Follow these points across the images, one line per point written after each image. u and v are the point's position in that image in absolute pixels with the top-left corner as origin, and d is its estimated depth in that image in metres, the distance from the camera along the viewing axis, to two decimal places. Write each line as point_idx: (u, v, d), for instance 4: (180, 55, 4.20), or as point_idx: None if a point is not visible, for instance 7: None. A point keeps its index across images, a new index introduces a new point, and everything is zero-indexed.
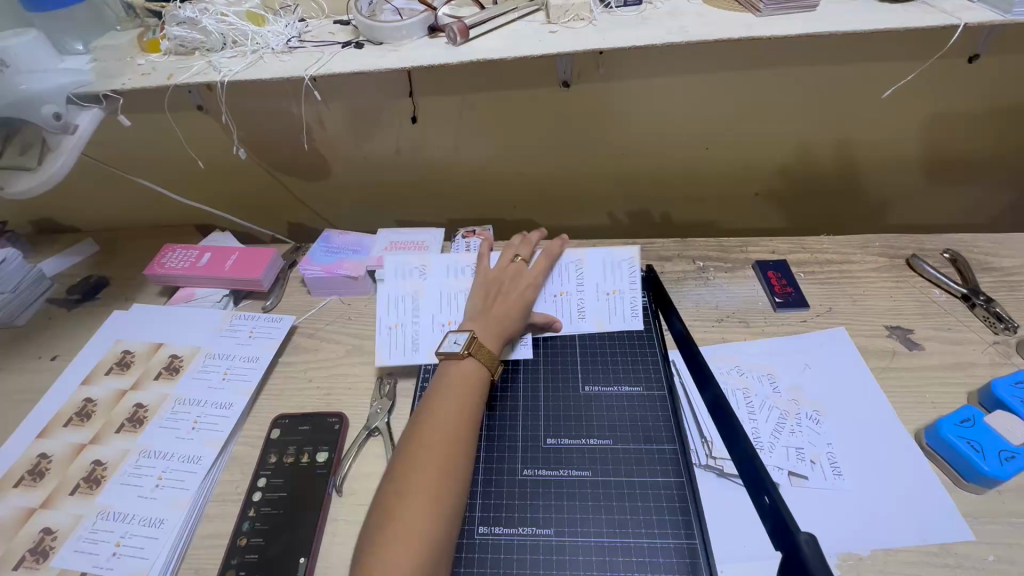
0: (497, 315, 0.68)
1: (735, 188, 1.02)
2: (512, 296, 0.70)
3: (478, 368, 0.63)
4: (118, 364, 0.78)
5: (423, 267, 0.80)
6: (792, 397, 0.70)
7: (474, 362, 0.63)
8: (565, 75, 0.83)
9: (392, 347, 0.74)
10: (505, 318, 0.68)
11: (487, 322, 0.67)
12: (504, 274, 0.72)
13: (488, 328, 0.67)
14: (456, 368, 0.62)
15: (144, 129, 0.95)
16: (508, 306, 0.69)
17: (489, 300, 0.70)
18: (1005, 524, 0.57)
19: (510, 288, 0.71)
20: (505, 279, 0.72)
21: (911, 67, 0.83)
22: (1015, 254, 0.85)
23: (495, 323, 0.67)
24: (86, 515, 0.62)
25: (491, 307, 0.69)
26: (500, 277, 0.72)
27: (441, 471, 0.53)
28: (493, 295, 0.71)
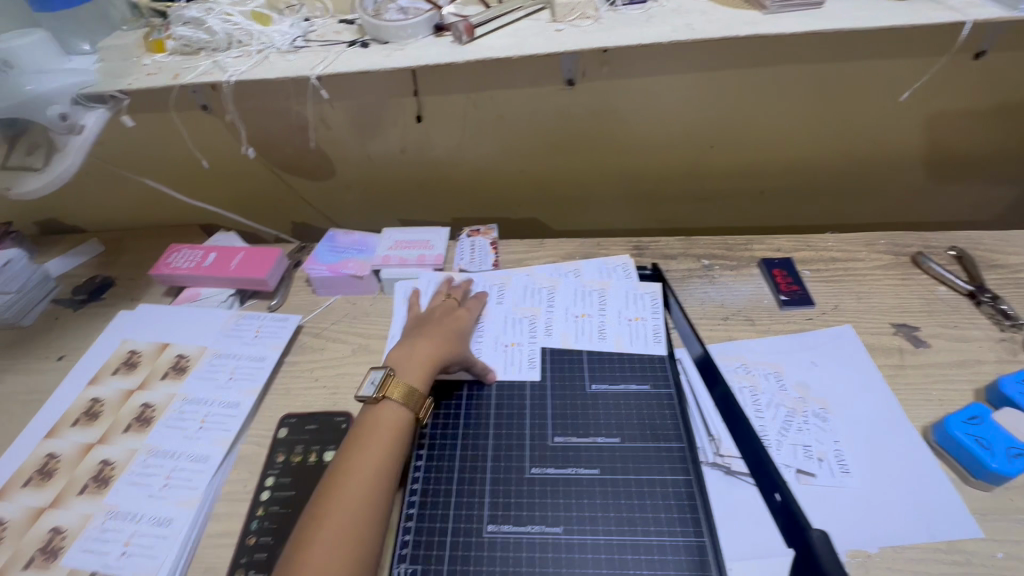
0: (423, 349, 0.66)
1: (739, 186, 1.02)
2: (443, 326, 0.70)
3: (397, 407, 0.60)
4: (125, 364, 0.78)
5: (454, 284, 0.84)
6: (799, 395, 0.70)
7: (392, 403, 0.61)
8: (569, 74, 0.83)
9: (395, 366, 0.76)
10: (429, 350, 0.66)
11: (414, 353, 0.66)
12: (436, 311, 0.73)
13: (410, 363, 0.65)
14: (373, 413, 0.60)
15: (148, 130, 0.96)
16: (438, 337, 0.68)
17: (416, 335, 0.69)
18: (1013, 521, 0.57)
19: (440, 320, 0.71)
20: (437, 315, 0.72)
21: (916, 64, 0.83)
22: (1021, 252, 0.85)
23: (418, 360, 0.65)
24: (95, 514, 0.62)
25: (420, 339, 0.68)
26: (432, 314, 0.73)
27: (358, 512, 0.52)
28: (425, 328, 0.70)
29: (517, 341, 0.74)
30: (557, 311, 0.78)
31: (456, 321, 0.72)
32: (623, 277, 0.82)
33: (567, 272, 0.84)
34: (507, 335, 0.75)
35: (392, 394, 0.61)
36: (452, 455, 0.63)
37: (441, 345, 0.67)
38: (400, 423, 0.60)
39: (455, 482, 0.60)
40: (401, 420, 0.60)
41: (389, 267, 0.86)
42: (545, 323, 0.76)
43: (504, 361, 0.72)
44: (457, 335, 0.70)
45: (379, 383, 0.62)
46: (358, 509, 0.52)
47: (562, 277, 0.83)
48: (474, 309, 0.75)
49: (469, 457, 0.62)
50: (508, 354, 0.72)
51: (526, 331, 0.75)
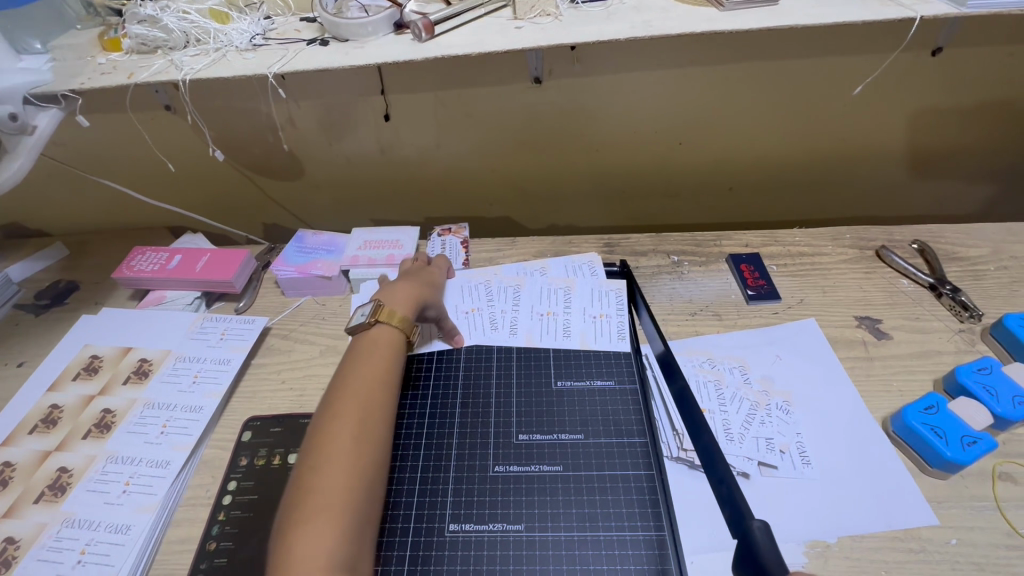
0: (406, 287, 0.70)
1: (710, 183, 1.03)
2: (419, 276, 0.74)
3: (392, 329, 0.63)
4: (86, 369, 0.76)
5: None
6: (762, 388, 0.70)
7: (385, 324, 0.64)
8: (536, 71, 0.83)
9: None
10: (412, 288, 0.70)
11: (398, 292, 0.69)
12: (409, 268, 0.77)
13: (395, 297, 0.68)
14: (366, 337, 0.62)
15: (111, 131, 0.94)
16: (418, 281, 0.72)
17: (393, 284, 0.71)
18: (968, 508, 0.58)
19: (415, 272, 0.74)
20: (410, 270, 0.76)
21: (877, 60, 0.84)
22: (980, 244, 0.86)
23: (404, 292, 0.69)
24: (50, 523, 0.61)
25: (401, 283, 0.71)
26: (406, 269, 0.76)
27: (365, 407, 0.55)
28: (402, 278, 0.73)
29: (476, 307, 0.78)
30: (522, 310, 0.78)
31: (430, 273, 0.76)
32: (588, 273, 0.83)
33: (535, 271, 0.84)
34: (465, 303, 0.79)
35: (386, 317, 0.64)
36: (416, 456, 0.62)
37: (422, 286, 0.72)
38: (397, 341, 0.63)
39: (418, 482, 0.60)
40: (398, 337, 0.63)
41: (357, 267, 0.85)
42: (510, 321, 0.76)
43: (467, 326, 0.76)
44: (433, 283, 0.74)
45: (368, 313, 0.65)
46: (369, 407, 0.55)
47: (528, 275, 0.83)
48: (442, 266, 0.80)
49: (432, 456, 0.62)
50: (469, 318, 0.77)
51: (482, 297, 0.80)
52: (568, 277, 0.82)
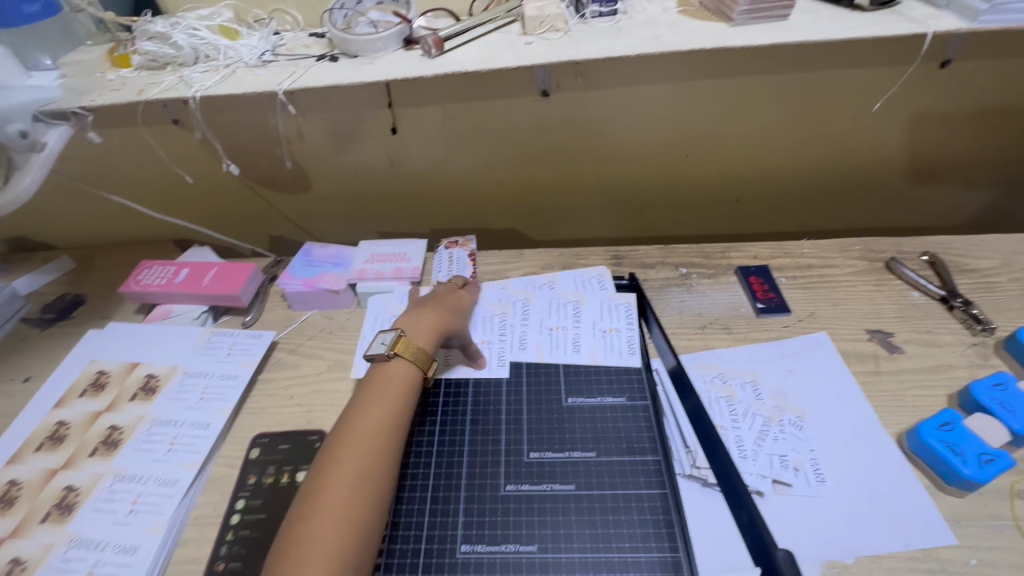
0: (427, 321, 0.69)
1: (717, 194, 1.02)
2: (447, 303, 0.73)
3: (407, 364, 0.63)
4: (93, 384, 0.76)
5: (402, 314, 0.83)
6: (774, 404, 0.70)
7: (401, 359, 0.64)
8: (543, 85, 0.83)
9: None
10: (433, 322, 0.69)
11: (421, 322, 0.69)
12: (442, 290, 0.75)
13: (414, 331, 0.68)
14: (383, 368, 0.62)
15: (118, 145, 0.94)
16: (442, 314, 0.71)
17: (419, 310, 0.71)
18: (986, 527, 0.57)
19: (444, 298, 0.73)
20: (443, 293, 0.75)
21: (885, 72, 0.84)
22: (991, 256, 0.86)
23: (422, 330, 0.68)
24: (57, 543, 0.60)
25: (425, 313, 0.70)
26: (437, 292, 0.75)
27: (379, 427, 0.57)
28: (429, 304, 0.72)
29: (487, 340, 0.75)
30: (531, 325, 0.77)
31: (460, 299, 0.75)
32: (597, 287, 0.82)
33: (542, 284, 0.83)
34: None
35: (402, 351, 0.64)
36: (426, 474, 0.62)
37: (445, 321, 0.70)
38: (411, 379, 0.63)
39: (428, 501, 0.59)
40: (410, 378, 0.63)
41: (364, 280, 0.85)
42: (518, 336, 0.76)
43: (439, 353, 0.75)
44: (459, 314, 0.73)
45: (388, 343, 0.65)
46: (373, 452, 0.55)
47: (537, 289, 0.83)
48: (475, 293, 0.79)
49: (443, 475, 0.61)
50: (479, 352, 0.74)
51: (494, 330, 0.77)
52: (576, 292, 0.81)
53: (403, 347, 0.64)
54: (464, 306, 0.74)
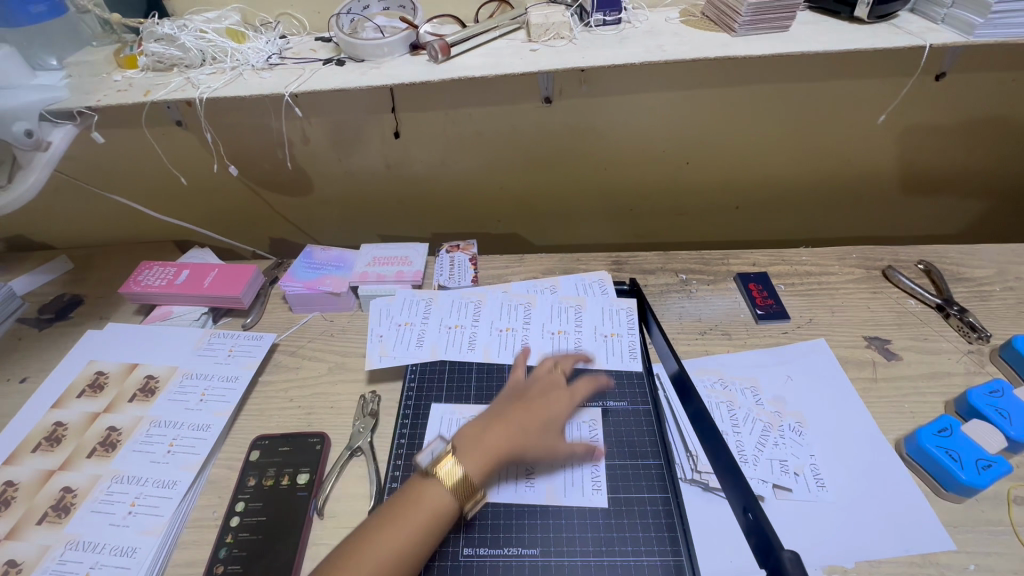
0: (495, 436, 0.54)
1: (716, 201, 1.03)
2: (537, 409, 0.58)
3: (442, 493, 0.51)
4: (91, 385, 0.75)
5: (429, 302, 0.82)
6: (774, 410, 0.70)
7: (440, 484, 0.51)
8: (547, 92, 0.84)
9: (397, 341, 0.76)
10: (501, 441, 0.54)
11: (493, 431, 0.55)
12: (535, 384, 0.61)
13: (472, 446, 0.53)
14: (419, 489, 0.51)
15: (121, 146, 0.94)
16: (518, 426, 0.56)
17: (498, 409, 0.58)
18: (983, 532, 0.58)
19: (537, 404, 0.58)
20: (535, 390, 0.60)
21: (881, 84, 0.85)
22: (986, 265, 0.87)
23: (485, 447, 0.54)
24: (53, 545, 0.60)
25: (499, 420, 0.56)
26: (530, 387, 0.61)
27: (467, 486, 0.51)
28: (513, 406, 0.58)
29: (460, 324, 0.79)
30: (532, 328, 0.77)
31: (551, 407, 0.59)
32: (597, 292, 0.83)
33: (543, 288, 0.84)
34: (452, 318, 0.80)
35: (442, 476, 0.51)
36: None
37: (518, 435, 0.55)
38: (439, 514, 0.50)
39: None
40: (441, 516, 0.50)
41: (366, 283, 0.85)
42: (520, 340, 0.76)
43: (445, 342, 0.76)
44: (542, 425, 0.57)
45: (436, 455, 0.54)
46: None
47: (539, 293, 0.83)
48: (581, 394, 0.61)
49: None
50: (450, 334, 0.77)
51: (469, 315, 0.80)
52: (577, 296, 0.82)
53: (446, 467, 0.52)
54: (554, 420, 0.58)
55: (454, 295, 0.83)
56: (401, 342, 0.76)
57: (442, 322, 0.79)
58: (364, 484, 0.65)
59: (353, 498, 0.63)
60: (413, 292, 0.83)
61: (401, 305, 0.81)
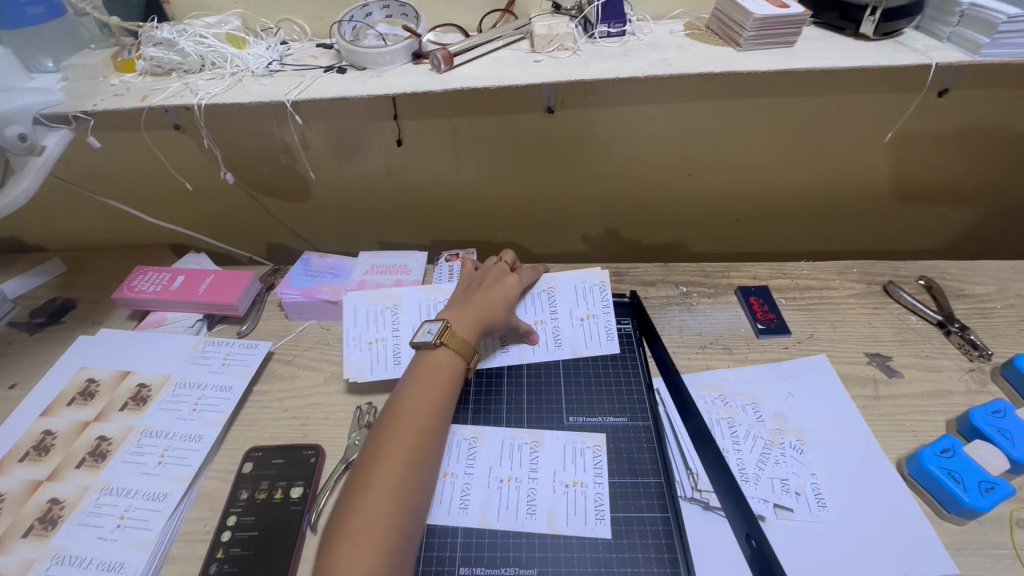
0: (472, 309, 0.69)
1: (716, 212, 1.03)
2: (492, 291, 0.72)
3: (448, 354, 0.63)
4: (82, 393, 0.74)
5: (395, 308, 0.80)
6: (775, 427, 0.69)
7: (446, 349, 0.64)
8: (549, 102, 0.84)
9: (375, 361, 0.75)
10: (475, 310, 0.69)
11: (465, 312, 0.69)
12: (488, 273, 0.76)
13: (458, 321, 0.67)
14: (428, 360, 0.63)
15: (116, 148, 0.92)
16: (484, 301, 0.71)
17: (467, 294, 0.72)
18: (986, 556, 0.57)
19: (490, 286, 0.73)
20: (488, 277, 0.75)
21: (884, 99, 0.85)
22: (986, 281, 0.87)
23: (467, 319, 0.68)
24: (38, 559, 0.58)
25: (468, 301, 0.71)
26: (484, 276, 0.75)
27: (433, 404, 0.59)
28: (474, 291, 0.72)
29: None
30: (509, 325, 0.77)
31: (505, 282, 0.75)
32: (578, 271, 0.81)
33: None
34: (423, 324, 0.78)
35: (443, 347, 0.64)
36: None
37: (486, 309, 0.70)
38: (452, 369, 0.63)
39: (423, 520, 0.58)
40: (452, 373, 0.63)
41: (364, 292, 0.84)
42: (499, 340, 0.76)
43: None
44: (502, 297, 0.72)
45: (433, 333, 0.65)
46: (418, 440, 0.55)
47: None
48: (525, 278, 0.77)
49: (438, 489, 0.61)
50: None
51: None
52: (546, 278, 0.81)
53: (450, 338, 0.65)
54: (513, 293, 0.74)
55: (419, 294, 0.81)
56: (380, 361, 0.75)
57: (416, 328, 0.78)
58: None
59: None
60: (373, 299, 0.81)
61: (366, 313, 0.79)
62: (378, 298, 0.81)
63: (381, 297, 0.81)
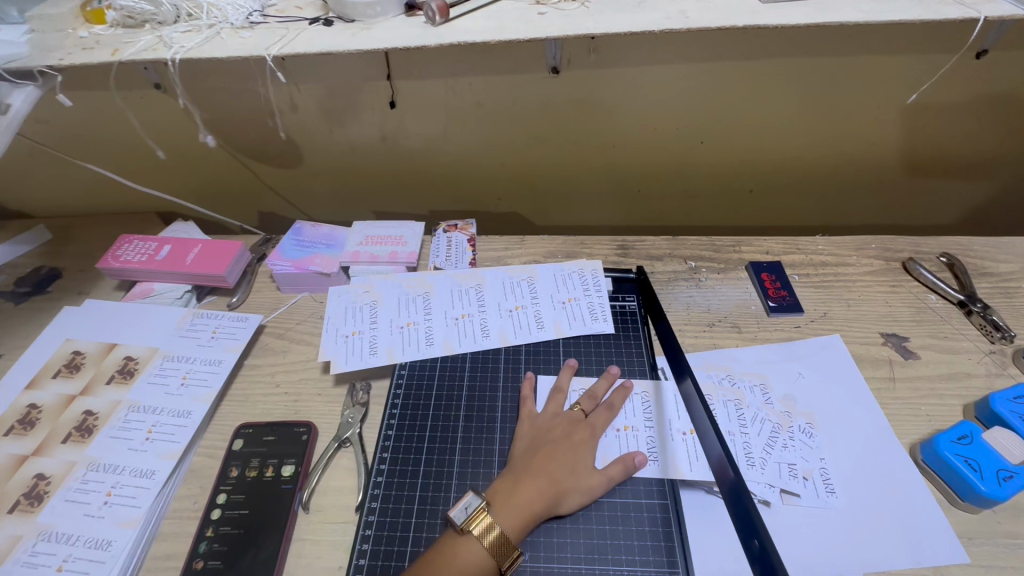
0: (526, 490, 0.55)
1: (728, 182, 0.98)
2: (554, 460, 0.57)
3: (477, 549, 0.51)
4: (67, 365, 0.72)
5: (374, 304, 0.76)
6: (784, 409, 0.67)
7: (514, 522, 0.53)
8: (553, 61, 0.78)
9: (349, 352, 0.71)
10: (535, 496, 0.54)
11: (517, 493, 0.55)
12: (553, 426, 0.61)
13: (505, 504, 0.54)
14: (449, 547, 0.51)
15: (97, 108, 0.88)
16: (546, 473, 0.56)
17: (519, 463, 0.57)
18: (999, 545, 0.55)
19: (556, 450, 0.58)
20: (555, 435, 0.60)
21: (919, 60, 0.78)
22: (1012, 259, 0.83)
23: (519, 504, 0.54)
24: (24, 535, 0.57)
25: (525, 474, 0.56)
26: (548, 433, 0.60)
27: (541, 489, 0.55)
28: (533, 458, 0.57)
29: (412, 321, 0.74)
30: (489, 310, 0.75)
31: (578, 452, 0.58)
32: (579, 282, 0.78)
33: (500, 268, 0.81)
34: (402, 316, 0.75)
35: (473, 528, 0.52)
36: (416, 472, 0.61)
37: (550, 484, 0.55)
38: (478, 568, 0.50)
39: (417, 500, 0.59)
40: (535, 499, 0.54)
41: (358, 264, 0.81)
42: (479, 324, 0.74)
43: (402, 342, 0.72)
44: (575, 471, 0.57)
45: (470, 511, 0.54)
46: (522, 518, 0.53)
47: (488, 272, 0.80)
48: (597, 424, 0.61)
49: (433, 473, 0.61)
50: (405, 334, 0.73)
51: (420, 310, 0.76)
52: (526, 268, 0.80)
53: (482, 527, 0.52)
54: (590, 472, 0.57)
55: (396, 290, 0.78)
56: (353, 354, 0.71)
57: (393, 321, 0.74)
58: (353, 478, 0.62)
59: (340, 492, 0.61)
60: (351, 294, 0.77)
61: (343, 309, 0.76)
62: (357, 295, 0.78)
63: (360, 293, 0.78)
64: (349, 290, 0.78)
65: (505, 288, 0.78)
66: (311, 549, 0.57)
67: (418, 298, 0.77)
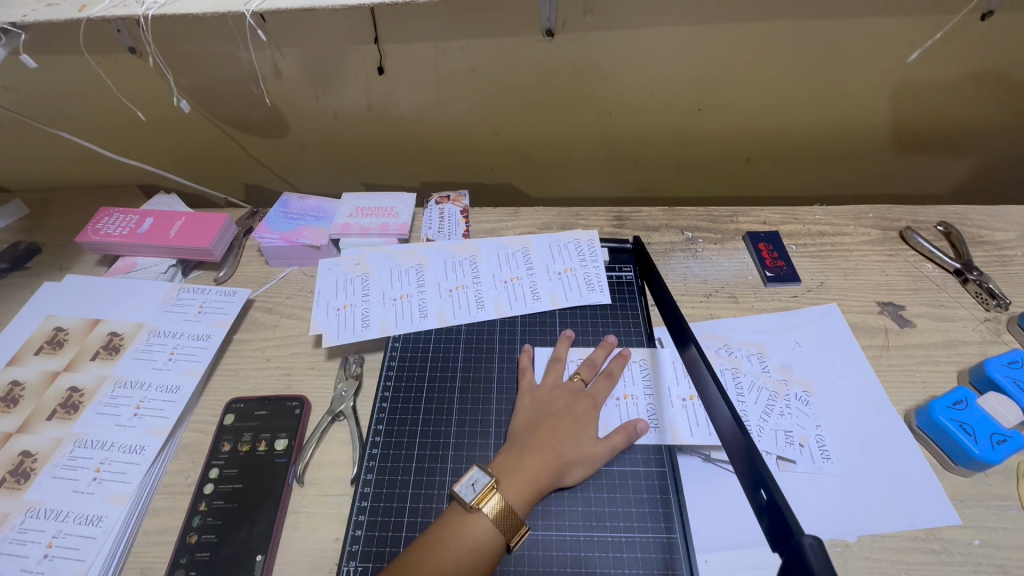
0: (531, 464, 0.54)
1: (725, 152, 0.96)
2: (557, 432, 0.56)
3: (486, 524, 0.49)
4: (49, 342, 0.70)
5: (365, 277, 0.75)
6: (781, 377, 0.67)
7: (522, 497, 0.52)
8: (548, 23, 0.75)
9: (341, 326, 0.69)
10: (541, 469, 0.54)
11: (521, 466, 0.54)
12: (554, 398, 0.60)
13: (510, 477, 0.53)
14: (458, 522, 0.50)
15: (70, 74, 0.83)
16: (550, 447, 0.55)
17: (522, 437, 0.57)
18: (990, 507, 0.56)
19: (559, 423, 0.57)
20: (556, 407, 0.59)
21: (923, 23, 0.76)
22: (1008, 227, 0.82)
23: (525, 477, 0.53)
24: (12, 513, 0.56)
25: (528, 449, 0.55)
26: (549, 406, 0.59)
27: (547, 463, 0.54)
28: (536, 433, 0.57)
29: (405, 293, 0.73)
30: (484, 280, 0.74)
31: (580, 423, 0.58)
32: (573, 253, 0.77)
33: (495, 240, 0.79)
34: (395, 289, 0.73)
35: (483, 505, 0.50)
36: (411, 444, 0.60)
37: (555, 457, 0.55)
38: (488, 544, 0.49)
39: (413, 472, 0.58)
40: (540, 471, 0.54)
41: (348, 236, 0.79)
42: (474, 296, 0.73)
43: (395, 314, 0.71)
44: (579, 442, 0.56)
45: (478, 488, 0.51)
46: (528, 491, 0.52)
47: (481, 244, 0.79)
48: (598, 394, 0.61)
49: (429, 445, 0.60)
50: (397, 306, 0.72)
51: (412, 282, 0.74)
52: (520, 239, 0.79)
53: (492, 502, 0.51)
54: (594, 442, 0.57)
55: (388, 262, 0.76)
56: (345, 328, 0.69)
57: (386, 294, 0.73)
58: (348, 452, 0.61)
59: (335, 465, 0.60)
60: (342, 267, 0.76)
61: (335, 282, 0.74)
62: (348, 267, 0.76)
63: (351, 266, 0.76)
64: (340, 263, 0.76)
65: (500, 258, 0.77)
66: (306, 522, 0.56)
67: (410, 270, 0.76)
